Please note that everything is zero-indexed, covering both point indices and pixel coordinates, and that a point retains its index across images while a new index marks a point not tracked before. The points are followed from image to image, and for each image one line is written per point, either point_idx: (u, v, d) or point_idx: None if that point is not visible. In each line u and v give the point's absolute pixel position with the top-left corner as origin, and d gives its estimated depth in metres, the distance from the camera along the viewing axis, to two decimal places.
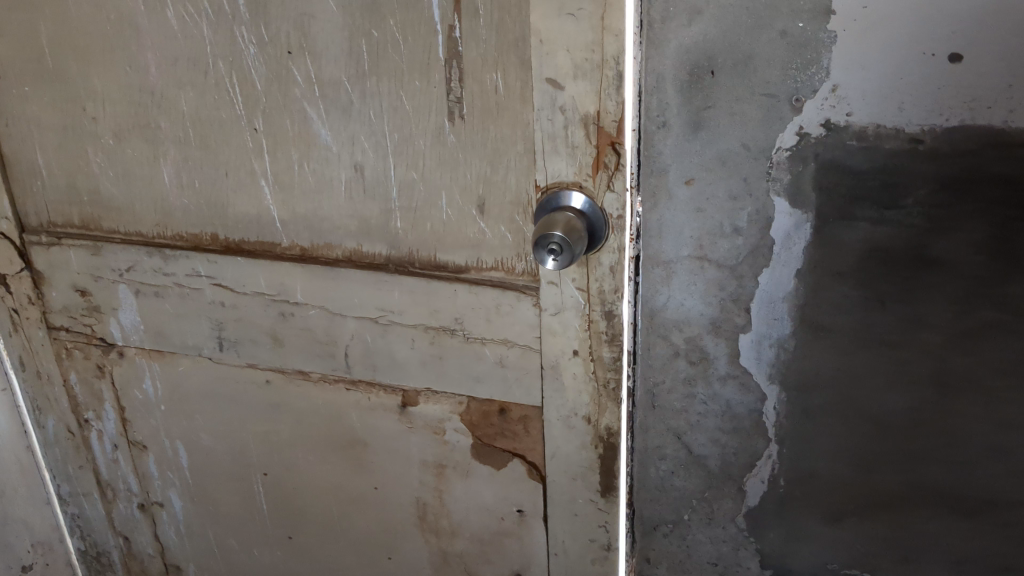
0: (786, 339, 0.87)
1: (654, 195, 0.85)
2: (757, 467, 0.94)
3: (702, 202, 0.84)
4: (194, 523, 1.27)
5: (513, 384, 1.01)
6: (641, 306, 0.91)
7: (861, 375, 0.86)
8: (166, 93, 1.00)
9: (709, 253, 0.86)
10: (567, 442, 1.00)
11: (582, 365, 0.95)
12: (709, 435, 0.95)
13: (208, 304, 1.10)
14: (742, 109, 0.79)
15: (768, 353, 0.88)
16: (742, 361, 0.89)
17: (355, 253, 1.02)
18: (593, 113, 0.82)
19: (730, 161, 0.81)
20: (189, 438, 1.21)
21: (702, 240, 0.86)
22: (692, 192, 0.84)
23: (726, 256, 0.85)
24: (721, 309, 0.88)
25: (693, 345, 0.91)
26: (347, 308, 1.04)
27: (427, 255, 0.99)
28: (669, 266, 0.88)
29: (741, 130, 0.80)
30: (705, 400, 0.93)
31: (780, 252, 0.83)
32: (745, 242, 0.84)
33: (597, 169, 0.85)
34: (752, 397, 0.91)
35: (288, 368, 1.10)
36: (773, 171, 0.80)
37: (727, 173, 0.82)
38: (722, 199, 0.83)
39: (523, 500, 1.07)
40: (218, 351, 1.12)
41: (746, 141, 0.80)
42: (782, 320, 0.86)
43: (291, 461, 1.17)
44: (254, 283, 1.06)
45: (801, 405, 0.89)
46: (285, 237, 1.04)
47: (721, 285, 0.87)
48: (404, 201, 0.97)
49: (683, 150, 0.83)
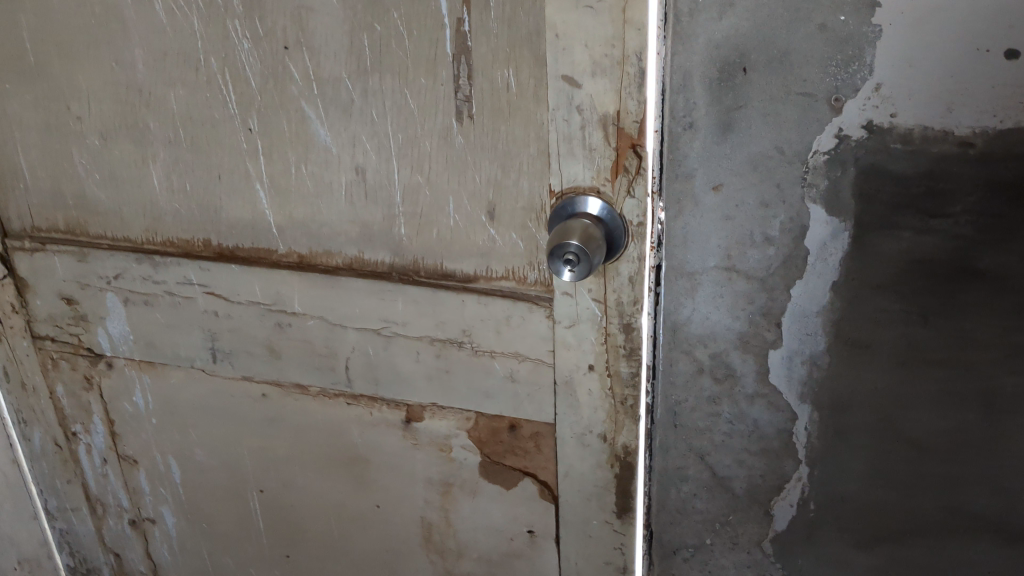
0: (820, 357, 0.81)
1: (679, 202, 0.80)
2: (786, 490, 0.88)
3: (729, 210, 0.78)
4: (188, 541, 1.21)
5: (525, 399, 0.96)
6: (663, 318, 0.86)
7: (900, 396, 0.80)
8: (154, 90, 0.94)
9: (738, 263, 0.80)
10: (582, 461, 0.97)
11: (597, 380, 0.92)
12: (734, 457, 0.89)
13: (201, 314, 1.04)
14: (776, 110, 0.73)
15: (799, 372, 0.82)
16: (771, 379, 0.83)
17: (355, 261, 0.96)
18: (613, 113, 0.78)
19: (762, 165, 0.75)
20: (182, 452, 1.15)
21: (730, 250, 0.80)
22: (720, 199, 0.78)
23: (755, 267, 0.79)
24: (749, 324, 0.82)
25: (718, 361, 0.85)
26: (348, 319, 0.98)
27: (433, 264, 0.93)
28: (694, 277, 0.82)
29: (774, 133, 0.74)
30: (730, 419, 0.87)
31: (816, 265, 0.77)
32: (778, 252, 0.78)
33: (616, 173, 0.81)
34: (782, 417, 0.85)
35: (285, 381, 1.05)
36: (808, 177, 0.74)
37: (758, 179, 0.76)
38: (752, 206, 0.77)
39: (535, 520, 1.02)
40: (211, 363, 1.07)
41: (780, 144, 0.74)
42: (815, 336, 0.80)
43: (289, 477, 1.11)
44: (249, 292, 1.01)
45: (834, 426, 0.83)
46: (281, 243, 0.98)
47: (751, 297, 0.81)
48: (409, 206, 0.91)
49: (710, 153, 0.77)
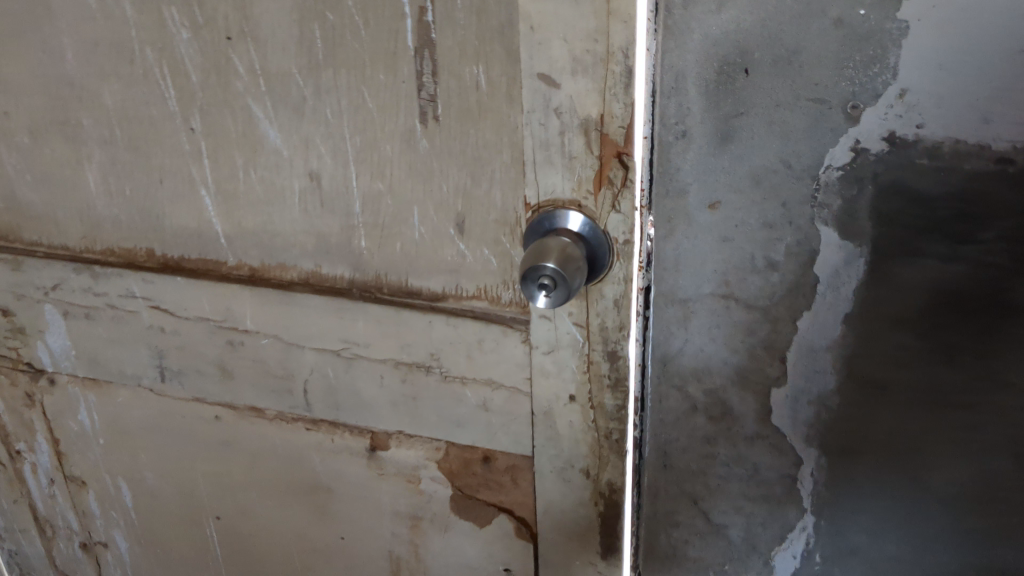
0: (830, 397, 0.72)
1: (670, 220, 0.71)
2: (788, 541, 0.80)
3: (726, 232, 0.69)
4: (142, 567, 1.13)
5: (499, 430, 0.86)
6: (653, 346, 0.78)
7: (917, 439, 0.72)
8: (87, 84, 0.84)
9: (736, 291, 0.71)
10: (562, 498, 0.87)
11: (579, 413, 0.82)
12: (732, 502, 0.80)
13: (146, 329, 0.94)
14: (784, 118, 0.64)
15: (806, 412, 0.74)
16: (774, 418, 0.75)
17: (312, 276, 0.86)
18: (596, 117, 0.68)
19: (767, 182, 0.66)
20: (133, 475, 1.06)
21: (727, 276, 0.71)
22: (716, 218, 0.69)
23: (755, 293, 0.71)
24: (749, 358, 0.73)
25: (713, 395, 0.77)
26: (305, 339, 0.89)
27: (397, 280, 0.83)
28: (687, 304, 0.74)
29: (781, 145, 0.65)
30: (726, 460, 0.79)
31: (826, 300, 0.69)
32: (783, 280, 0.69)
33: (599, 184, 0.70)
34: (785, 461, 0.76)
35: (239, 403, 0.95)
36: (819, 197, 0.65)
37: (761, 198, 0.67)
38: (755, 228, 0.68)
39: (512, 559, 0.93)
40: (159, 382, 0.97)
41: (787, 157, 0.65)
42: (824, 374, 0.71)
43: (247, 504, 1.02)
44: (197, 307, 0.91)
45: (844, 471, 0.75)
46: (230, 254, 0.88)
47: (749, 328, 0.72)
48: (369, 216, 0.81)
49: (706, 166, 0.68)
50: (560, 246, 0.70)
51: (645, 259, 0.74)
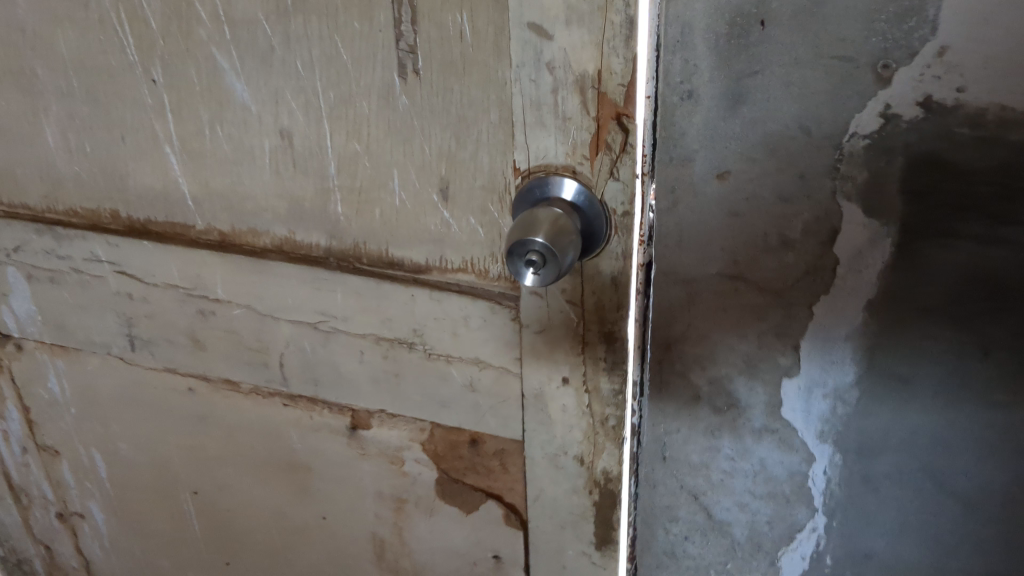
0: (846, 390, 0.76)
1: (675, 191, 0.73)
2: (786, 513, 0.82)
3: (739, 202, 0.72)
4: (119, 539, 1.08)
5: (487, 412, 0.80)
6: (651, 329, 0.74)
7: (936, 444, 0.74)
8: (39, 30, 0.77)
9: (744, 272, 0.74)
10: (555, 484, 0.81)
11: (573, 396, 0.76)
12: (734, 500, 0.84)
13: (113, 296, 0.88)
14: (806, 92, 0.66)
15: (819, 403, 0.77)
16: (783, 411, 0.78)
17: (286, 243, 0.79)
18: (593, 73, 0.61)
19: (783, 153, 0.69)
20: (106, 446, 1.00)
21: (738, 250, 0.74)
22: (725, 188, 0.72)
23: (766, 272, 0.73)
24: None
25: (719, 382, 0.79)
26: (280, 310, 0.82)
27: (377, 250, 0.76)
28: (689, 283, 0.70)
29: (796, 119, 0.67)
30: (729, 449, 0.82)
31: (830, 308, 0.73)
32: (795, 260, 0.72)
33: (596, 150, 0.64)
34: (795, 458, 0.80)
35: (212, 376, 0.89)
36: (841, 167, 0.68)
37: (774, 169, 0.70)
38: (769, 201, 0.71)
39: (500, 546, 0.87)
40: (129, 351, 0.91)
41: (807, 124, 0.67)
42: (847, 326, 0.74)
43: (224, 480, 0.97)
44: (166, 274, 0.85)
45: (860, 471, 0.78)
46: (199, 218, 0.81)
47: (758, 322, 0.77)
48: (346, 179, 0.74)
49: (723, 135, 0.70)
50: (553, 218, 0.63)
51: (645, 234, 0.69)
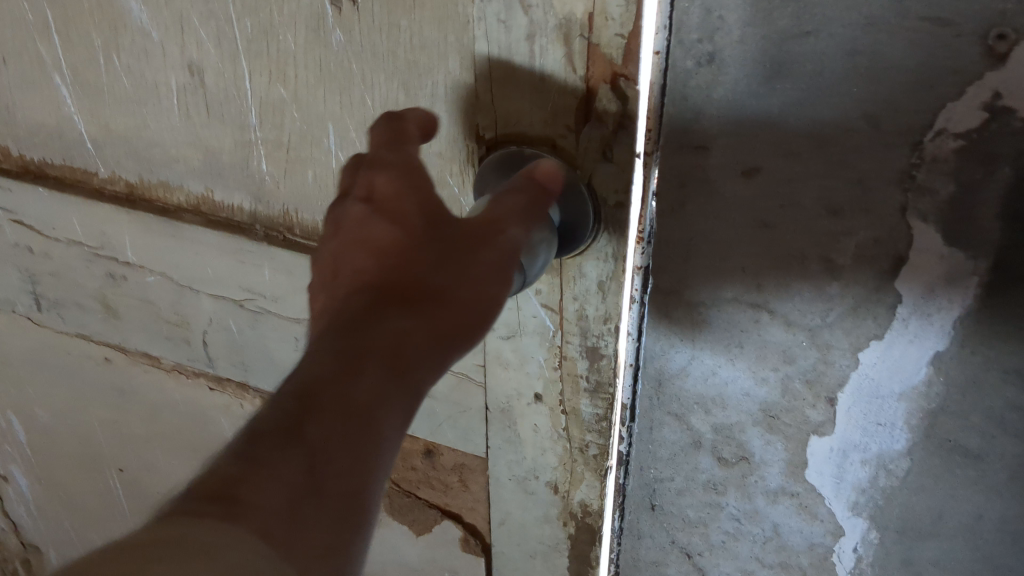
0: (892, 460, 0.57)
1: (686, 189, 0.52)
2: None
3: (767, 211, 0.51)
4: (45, 506, 0.96)
5: (445, 421, 0.66)
6: (647, 355, 0.61)
7: (979, 520, 0.57)
8: None
9: (772, 302, 0.54)
10: (524, 510, 0.67)
11: (548, 417, 0.60)
12: (736, 565, 0.70)
13: (11, 247, 0.73)
14: (878, 75, 0.43)
15: (857, 472, 0.59)
16: (806, 475, 0.61)
17: (202, 202, 0.64)
18: (582, 20, 0.44)
19: (842, 152, 0.47)
20: (21, 410, 0.87)
21: (763, 278, 0.53)
22: (753, 189, 0.50)
23: (801, 310, 0.53)
24: (782, 392, 0.58)
25: (723, 430, 0.62)
26: (199, 282, 0.67)
27: (310, 220, 0.61)
28: (693, 306, 0.57)
29: (852, 101, 0.45)
30: (735, 508, 0.66)
31: (898, 353, 0.52)
32: (845, 292, 0.52)
33: (582, 121, 0.48)
34: (818, 528, 0.64)
35: (130, 348, 0.75)
36: (918, 175, 0.46)
37: (830, 172, 0.48)
38: (812, 212, 0.49)
39: (460, 565, 0.75)
40: (35, 311, 0.77)
41: (869, 109, 0.45)
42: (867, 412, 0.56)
43: (150, 461, 0.84)
44: (66, 228, 0.69)
45: (900, 554, 0.62)
46: (101, 164, 0.66)
47: (790, 355, 0.56)
48: (271, 132, 0.58)
49: (730, 113, 0.48)
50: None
51: (645, 230, 0.53)
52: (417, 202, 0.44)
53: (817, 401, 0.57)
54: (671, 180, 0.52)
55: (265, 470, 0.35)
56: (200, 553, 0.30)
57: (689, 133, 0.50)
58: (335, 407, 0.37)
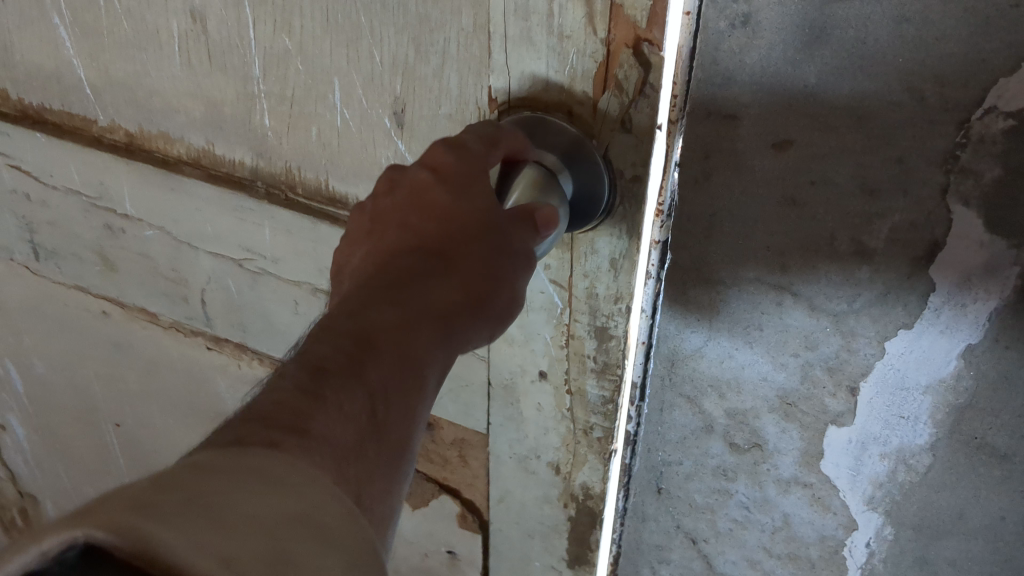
0: (913, 455, 0.59)
1: (712, 160, 0.52)
2: None
3: (799, 187, 0.51)
4: (41, 458, 0.96)
5: (446, 395, 0.63)
6: (665, 335, 0.62)
7: (1002, 522, 0.60)
8: None
9: (797, 284, 0.55)
10: (524, 489, 0.65)
11: (552, 395, 0.58)
12: (742, 553, 0.73)
13: (9, 194, 0.71)
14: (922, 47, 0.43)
15: (875, 464, 0.61)
16: (820, 464, 0.63)
17: (203, 155, 0.61)
18: None
19: (882, 129, 0.46)
20: (18, 360, 0.86)
21: (790, 258, 0.54)
22: (784, 162, 0.50)
23: (828, 295, 0.54)
24: (802, 378, 0.59)
25: (740, 414, 0.63)
26: (198, 239, 0.65)
27: (313, 179, 0.58)
28: (717, 289, 0.58)
29: (895, 75, 0.44)
30: (746, 495, 0.68)
31: (927, 351, 0.54)
32: (875, 278, 0.52)
33: (601, 88, 0.45)
34: (830, 521, 0.66)
35: (127, 303, 0.73)
36: (963, 156, 0.46)
37: (868, 148, 0.47)
38: (846, 190, 0.49)
39: (456, 541, 0.73)
40: (33, 260, 0.75)
41: (910, 82, 0.44)
42: (896, 416, 0.58)
43: (145, 418, 0.82)
44: (64, 176, 0.67)
45: (914, 550, 0.65)
46: (100, 111, 0.63)
47: (813, 342, 0.57)
48: (275, 85, 0.55)
49: (768, 83, 0.47)
50: (538, 172, 0.45)
51: (665, 204, 0.50)
52: (482, 188, 0.42)
53: (838, 391, 0.59)
54: (696, 150, 0.52)
55: (330, 408, 0.34)
56: (285, 500, 0.28)
57: (721, 100, 0.50)
58: (390, 359, 0.37)
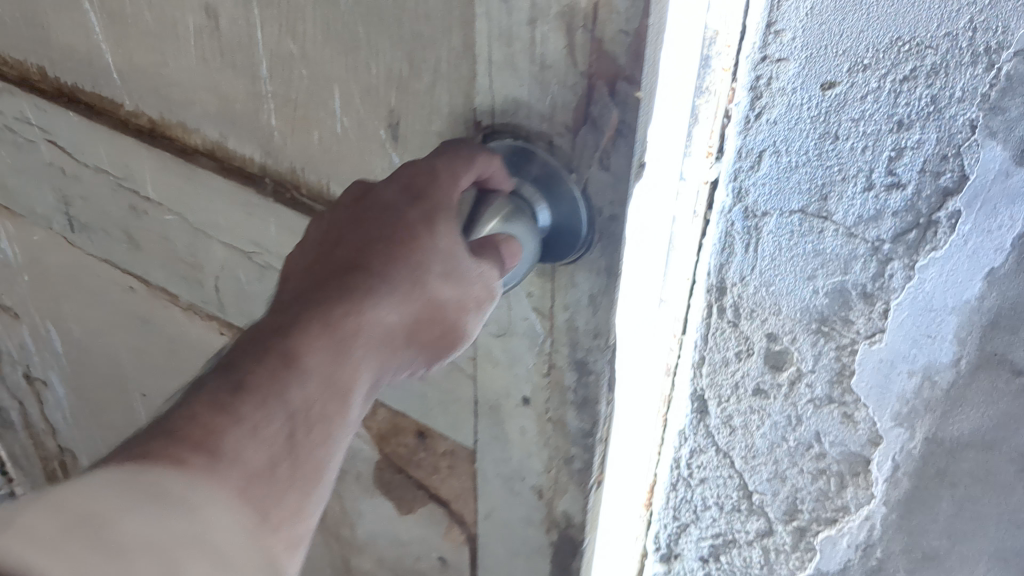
0: (939, 372, 0.70)
1: (761, 99, 0.63)
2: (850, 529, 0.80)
3: (838, 123, 0.61)
4: (83, 414, 1.00)
5: (435, 407, 0.63)
6: (714, 264, 0.72)
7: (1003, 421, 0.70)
8: None
9: (834, 212, 0.65)
10: (508, 509, 0.64)
11: (534, 420, 0.57)
12: (775, 472, 0.79)
13: (48, 167, 0.74)
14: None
15: (904, 384, 0.72)
16: (854, 387, 0.73)
17: (218, 148, 0.62)
18: (587, 8, 0.40)
19: (910, 38, 0.57)
20: (61, 322, 0.90)
21: (829, 189, 0.65)
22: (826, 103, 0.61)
23: (858, 218, 0.65)
24: (836, 303, 0.69)
25: (776, 337, 0.73)
26: (212, 229, 0.66)
27: (315, 181, 0.58)
28: (760, 219, 0.68)
29: (933, 19, 0.56)
30: (783, 415, 0.76)
31: (962, 257, 0.65)
32: (905, 201, 0.63)
33: (579, 123, 0.43)
34: (860, 438, 0.75)
35: (151, 281, 0.75)
36: (991, 94, 0.58)
37: (888, 97, 0.59)
38: (881, 128, 0.61)
39: (445, 551, 0.72)
40: (69, 231, 0.78)
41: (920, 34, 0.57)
42: (931, 343, 0.69)
43: (168, 392, 0.84)
44: (94, 154, 0.69)
45: (934, 452, 0.74)
46: (126, 96, 0.64)
47: (848, 266, 0.67)
48: (280, 87, 0.55)
49: (820, 29, 0.59)
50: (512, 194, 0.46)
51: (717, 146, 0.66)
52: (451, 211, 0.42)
53: (873, 315, 0.69)
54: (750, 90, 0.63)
55: None
56: (179, 519, 0.31)
57: (773, 43, 0.61)
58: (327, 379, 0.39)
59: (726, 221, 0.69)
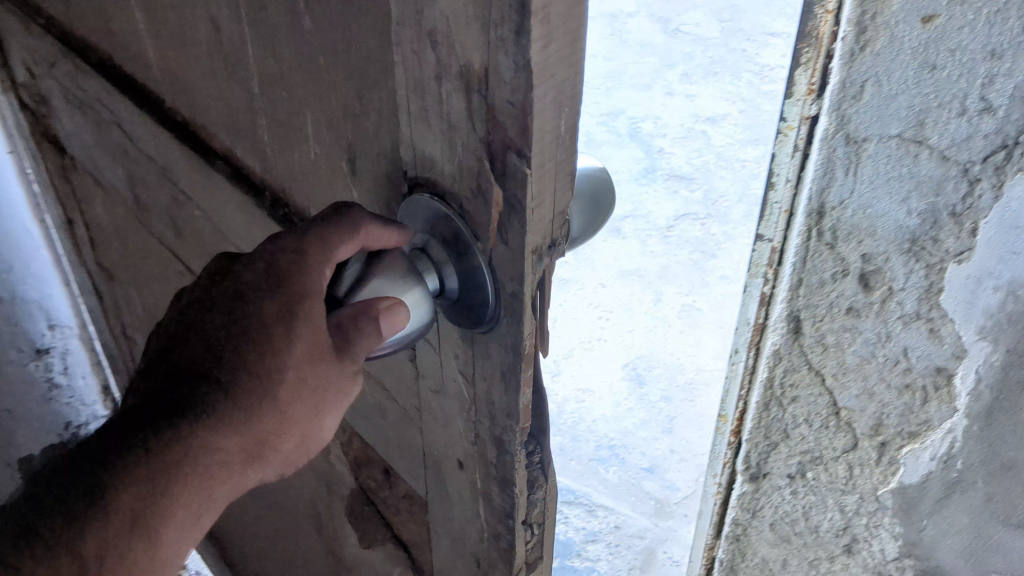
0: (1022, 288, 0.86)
1: (868, 37, 0.81)
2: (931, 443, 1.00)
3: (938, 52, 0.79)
4: None
5: (395, 450, 0.61)
6: (818, 186, 0.92)
7: None
8: None
9: (928, 136, 0.83)
10: (455, 569, 0.61)
11: (468, 486, 0.54)
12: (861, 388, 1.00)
13: (118, 148, 0.77)
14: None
15: (989, 299, 0.89)
16: (940, 301, 0.90)
17: (230, 155, 0.62)
18: (479, 72, 0.37)
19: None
20: (140, 289, 0.95)
21: (925, 116, 0.82)
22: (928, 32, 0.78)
23: (952, 140, 0.82)
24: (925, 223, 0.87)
25: (871, 259, 0.92)
26: (228, 231, 0.67)
27: (298, 202, 0.57)
28: (864, 143, 0.87)
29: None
30: (873, 332, 0.95)
31: None
32: (994, 125, 0.79)
33: (480, 192, 0.40)
34: (944, 352, 0.93)
35: (192, 269, 0.78)
36: None
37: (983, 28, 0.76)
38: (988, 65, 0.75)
39: None
40: (138, 209, 0.82)
41: None
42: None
43: None
44: (146, 143, 0.72)
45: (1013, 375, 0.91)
46: (165, 93, 0.66)
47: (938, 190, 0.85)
48: (267, 106, 0.55)
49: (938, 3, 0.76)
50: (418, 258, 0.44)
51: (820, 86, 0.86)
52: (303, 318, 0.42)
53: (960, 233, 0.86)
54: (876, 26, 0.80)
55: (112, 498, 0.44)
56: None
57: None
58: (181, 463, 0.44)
59: (829, 149, 0.89)
